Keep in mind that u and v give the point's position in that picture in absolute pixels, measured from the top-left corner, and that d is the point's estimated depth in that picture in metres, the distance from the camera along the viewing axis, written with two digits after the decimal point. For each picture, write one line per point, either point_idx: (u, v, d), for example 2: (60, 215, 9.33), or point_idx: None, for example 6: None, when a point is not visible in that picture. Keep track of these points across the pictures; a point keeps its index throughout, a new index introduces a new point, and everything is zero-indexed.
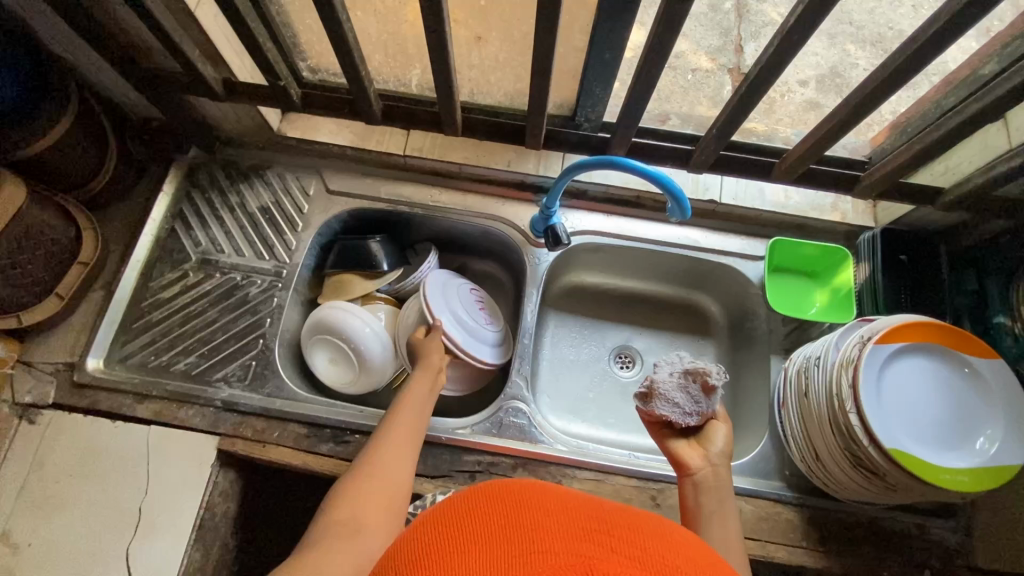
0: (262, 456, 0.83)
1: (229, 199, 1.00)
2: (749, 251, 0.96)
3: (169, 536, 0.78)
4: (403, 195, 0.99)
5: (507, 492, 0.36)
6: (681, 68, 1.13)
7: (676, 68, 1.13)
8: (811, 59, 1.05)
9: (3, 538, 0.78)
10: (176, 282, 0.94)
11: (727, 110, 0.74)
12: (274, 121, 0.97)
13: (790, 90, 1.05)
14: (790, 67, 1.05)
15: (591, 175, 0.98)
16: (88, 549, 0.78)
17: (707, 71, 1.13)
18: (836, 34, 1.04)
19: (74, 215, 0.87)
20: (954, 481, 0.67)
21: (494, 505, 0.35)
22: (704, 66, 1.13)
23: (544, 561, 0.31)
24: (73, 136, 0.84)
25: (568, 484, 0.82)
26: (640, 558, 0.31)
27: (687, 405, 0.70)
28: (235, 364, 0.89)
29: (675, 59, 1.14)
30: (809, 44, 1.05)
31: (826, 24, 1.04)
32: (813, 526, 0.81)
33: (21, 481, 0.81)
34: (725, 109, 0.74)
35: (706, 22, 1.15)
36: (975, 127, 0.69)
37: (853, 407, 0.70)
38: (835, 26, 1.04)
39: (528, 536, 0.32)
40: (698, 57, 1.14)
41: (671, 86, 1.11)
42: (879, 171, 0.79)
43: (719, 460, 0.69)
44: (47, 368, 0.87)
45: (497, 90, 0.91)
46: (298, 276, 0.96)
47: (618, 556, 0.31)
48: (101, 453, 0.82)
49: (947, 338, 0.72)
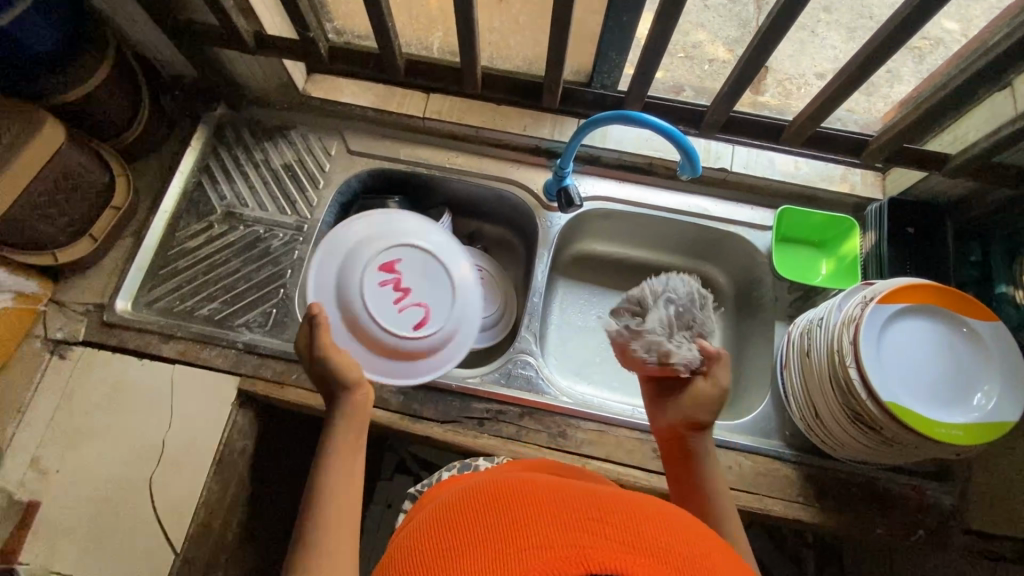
0: (280, 396, 0.87)
1: (254, 155, 1.03)
2: (759, 221, 0.98)
3: (192, 467, 0.82)
4: (422, 157, 1.02)
5: (503, 494, 0.40)
6: (698, 58, 1.15)
7: (692, 58, 1.15)
8: (830, 53, 1.16)
9: (33, 464, 0.82)
10: (201, 233, 0.98)
11: (752, 44, 0.76)
12: (300, 81, 1.00)
13: (806, 84, 1.15)
14: (809, 62, 1.16)
15: (605, 139, 1.00)
16: (113, 476, 0.82)
17: (724, 62, 1.15)
18: (855, 28, 1.16)
19: (108, 162, 0.91)
20: (950, 435, 0.69)
21: (495, 510, 0.38)
22: (721, 57, 1.15)
23: (543, 555, 0.34)
24: (111, 87, 0.88)
25: (573, 433, 0.85)
26: (632, 543, 0.35)
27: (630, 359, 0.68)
28: (256, 311, 0.93)
29: (691, 49, 1.16)
30: (830, 38, 1.17)
31: (846, 19, 1.16)
32: (811, 483, 0.83)
33: (50, 412, 0.85)
34: (752, 40, 0.76)
35: (724, 13, 1.18)
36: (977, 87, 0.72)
37: (853, 363, 0.72)
38: (855, 22, 1.16)
39: (525, 534, 0.35)
40: (715, 47, 1.16)
41: (688, 76, 1.15)
42: (884, 138, 0.82)
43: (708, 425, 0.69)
44: (77, 309, 0.91)
45: (517, 54, 0.96)
46: (318, 231, 0.99)
47: (611, 541, 0.35)
48: (128, 389, 0.86)
49: (946, 300, 0.75)
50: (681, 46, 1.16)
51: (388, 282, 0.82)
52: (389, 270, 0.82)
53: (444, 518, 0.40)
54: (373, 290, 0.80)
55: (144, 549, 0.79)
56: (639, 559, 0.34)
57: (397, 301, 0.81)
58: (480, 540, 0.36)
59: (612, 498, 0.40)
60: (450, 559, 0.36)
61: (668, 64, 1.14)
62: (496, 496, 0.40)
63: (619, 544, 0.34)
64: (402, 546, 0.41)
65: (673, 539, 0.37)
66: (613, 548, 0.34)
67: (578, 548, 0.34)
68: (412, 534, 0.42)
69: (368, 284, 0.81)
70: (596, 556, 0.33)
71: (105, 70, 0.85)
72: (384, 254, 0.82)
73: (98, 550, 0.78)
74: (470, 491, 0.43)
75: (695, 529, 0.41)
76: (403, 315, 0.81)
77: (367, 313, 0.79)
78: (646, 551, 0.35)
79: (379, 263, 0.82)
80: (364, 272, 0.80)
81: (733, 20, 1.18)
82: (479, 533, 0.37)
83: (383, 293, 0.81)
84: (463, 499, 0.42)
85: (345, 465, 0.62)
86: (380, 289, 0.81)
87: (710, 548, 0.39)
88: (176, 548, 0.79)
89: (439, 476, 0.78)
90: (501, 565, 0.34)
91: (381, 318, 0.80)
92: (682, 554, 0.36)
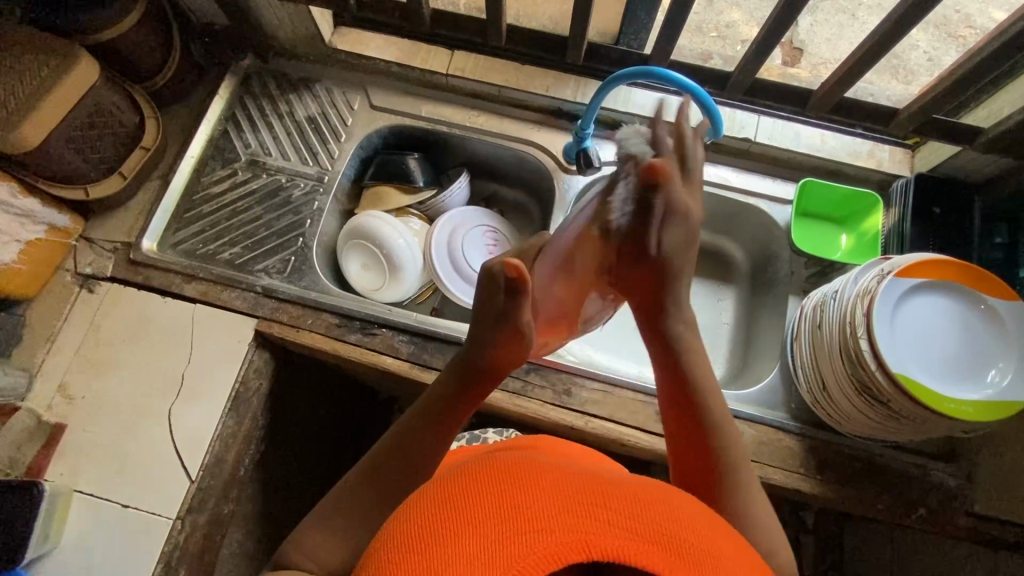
0: (294, 339, 0.89)
1: (279, 106, 1.05)
2: (779, 194, 0.97)
3: (209, 403, 0.85)
4: (443, 115, 1.02)
5: (507, 471, 0.41)
6: (730, 37, 1.13)
7: (724, 37, 1.13)
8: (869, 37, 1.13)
9: (62, 390, 0.86)
10: (225, 180, 1.00)
11: (779, 6, 0.75)
12: (327, 32, 1.01)
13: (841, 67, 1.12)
14: (846, 46, 1.13)
15: (627, 103, 0.98)
16: (136, 406, 0.85)
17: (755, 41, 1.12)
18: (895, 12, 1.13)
19: (139, 103, 0.94)
20: (959, 410, 0.68)
21: (501, 484, 0.39)
22: (753, 36, 1.12)
23: (544, 536, 0.35)
24: (145, 28, 0.90)
25: (578, 392, 0.86)
26: (636, 530, 0.36)
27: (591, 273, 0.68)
28: (275, 258, 0.95)
29: (724, 28, 1.13)
30: (872, 20, 1.14)
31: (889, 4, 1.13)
32: (813, 455, 0.84)
33: (79, 342, 0.88)
34: (777, 5, 0.75)
35: None
36: (1001, 53, 0.71)
37: (864, 334, 0.71)
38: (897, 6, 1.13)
39: (527, 514, 0.36)
40: (749, 27, 1.13)
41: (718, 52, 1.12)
42: (914, 107, 0.84)
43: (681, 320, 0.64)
44: (105, 246, 0.94)
45: (543, 13, 1.00)
46: (338, 183, 1.01)
47: (616, 528, 0.36)
48: (151, 325, 0.89)
49: (967, 276, 0.73)
50: (714, 24, 1.14)
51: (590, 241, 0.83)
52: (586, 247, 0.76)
53: (448, 492, 0.41)
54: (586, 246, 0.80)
55: (162, 475, 0.82)
56: (641, 545, 0.35)
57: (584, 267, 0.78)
58: (482, 516, 0.37)
59: (618, 481, 0.41)
60: (453, 529, 0.37)
61: (700, 41, 1.12)
62: (504, 471, 0.41)
63: (623, 530, 0.35)
64: (397, 515, 0.43)
65: (683, 530, 0.37)
66: (619, 537, 0.35)
67: (583, 534, 0.35)
68: (415, 503, 0.43)
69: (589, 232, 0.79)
70: (600, 545, 0.35)
71: (137, 12, 0.87)
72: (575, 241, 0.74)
73: (121, 473, 0.82)
74: (478, 465, 0.44)
75: (707, 518, 0.41)
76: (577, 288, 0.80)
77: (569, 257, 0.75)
78: (652, 539, 0.36)
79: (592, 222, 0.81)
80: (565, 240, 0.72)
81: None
82: (484, 508, 0.38)
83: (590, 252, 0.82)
84: (467, 474, 0.43)
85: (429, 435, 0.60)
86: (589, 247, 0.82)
87: (718, 537, 0.39)
88: (192, 476, 0.82)
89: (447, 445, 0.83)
90: (503, 545, 0.35)
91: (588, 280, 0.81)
92: (688, 542, 0.36)
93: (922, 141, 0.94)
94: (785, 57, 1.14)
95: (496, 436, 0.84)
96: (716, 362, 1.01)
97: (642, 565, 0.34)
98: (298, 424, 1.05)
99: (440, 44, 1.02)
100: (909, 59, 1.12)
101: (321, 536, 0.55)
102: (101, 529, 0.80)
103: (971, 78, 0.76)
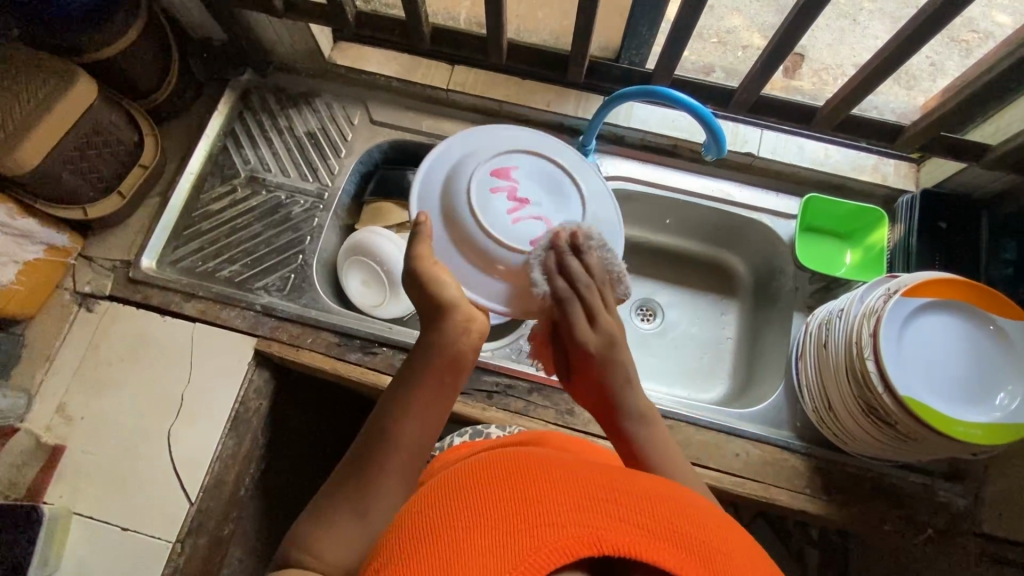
0: (295, 358, 0.88)
1: (278, 121, 1.04)
2: (783, 209, 0.96)
3: (210, 421, 0.85)
4: (444, 130, 1.02)
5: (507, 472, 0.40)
6: (731, 44, 1.12)
7: (726, 43, 1.12)
8: (872, 42, 1.12)
9: (61, 411, 0.85)
10: (225, 196, 1.00)
11: (786, 23, 0.75)
12: (325, 47, 1.01)
13: (844, 73, 1.11)
14: (848, 51, 1.12)
15: (629, 117, 0.97)
16: (135, 426, 0.85)
17: (757, 49, 1.11)
18: (899, 17, 1.12)
19: (138, 121, 0.93)
20: (967, 434, 0.67)
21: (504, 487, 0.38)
22: (756, 43, 1.12)
23: (551, 534, 0.33)
24: (142, 47, 0.89)
25: (580, 412, 0.85)
26: (647, 526, 0.35)
27: (494, 211, 0.68)
28: (275, 276, 0.94)
29: (725, 35, 1.12)
30: (874, 26, 1.13)
31: (892, 8, 1.12)
32: (820, 475, 0.83)
33: (78, 362, 0.88)
34: (784, 20, 0.75)
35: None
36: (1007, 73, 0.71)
37: (872, 355, 0.70)
38: (899, 11, 1.12)
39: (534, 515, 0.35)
40: (750, 33, 1.12)
41: (720, 61, 1.11)
42: (922, 124, 0.82)
43: (633, 409, 0.64)
44: (105, 264, 0.94)
45: (544, 27, 1.00)
46: (338, 200, 1.00)
47: (625, 524, 0.34)
48: (150, 342, 0.88)
49: (974, 296, 0.72)
50: (715, 31, 1.13)
51: (503, 189, 0.70)
52: (504, 178, 0.70)
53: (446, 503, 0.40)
54: (497, 198, 0.69)
55: (161, 497, 0.81)
56: (652, 543, 0.34)
57: (511, 211, 0.69)
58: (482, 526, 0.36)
59: (624, 476, 0.40)
60: (459, 525, 0.36)
61: (701, 48, 1.11)
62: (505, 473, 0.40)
63: (634, 526, 0.34)
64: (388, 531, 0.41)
65: (692, 525, 0.36)
66: (630, 531, 0.34)
67: (591, 529, 0.34)
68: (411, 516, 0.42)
69: (484, 189, 0.69)
70: (609, 538, 0.33)
71: (136, 31, 0.87)
72: (495, 161, 0.71)
73: (120, 496, 0.81)
74: (482, 462, 0.43)
75: (715, 513, 0.40)
76: (518, 226, 0.68)
77: (487, 203, 0.68)
78: (662, 535, 0.34)
79: (490, 168, 0.70)
80: (474, 171, 0.70)
81: (770, 6, 1.14)
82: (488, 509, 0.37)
83: (495, 202, 0.69)
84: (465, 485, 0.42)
85: (431, 401, 0.60)
86: (495, 195, 0.69)
87: (726, 528, 0.38)
88: (191, 498, 0.82)
89: (450, 442, 0.78)
90: (508, 551, 0.33)
91: (495, 230, 0.67)
92: (699, 536, 0.35)
93: (926, 155, 0.93)
94: (788, 64, 1.13)
95: (500, 432, 0.78)
96: (720, 377, 1.00)
97: (655, 562, 0.33)
98: (296, 439, 1.04)
99: (439, 58, 1.01)
100: (913, 65, 1.11)
101: (312, 527, 0.52)
102: (100, 552, 0.79)
103: (980, 97, 0.75)
